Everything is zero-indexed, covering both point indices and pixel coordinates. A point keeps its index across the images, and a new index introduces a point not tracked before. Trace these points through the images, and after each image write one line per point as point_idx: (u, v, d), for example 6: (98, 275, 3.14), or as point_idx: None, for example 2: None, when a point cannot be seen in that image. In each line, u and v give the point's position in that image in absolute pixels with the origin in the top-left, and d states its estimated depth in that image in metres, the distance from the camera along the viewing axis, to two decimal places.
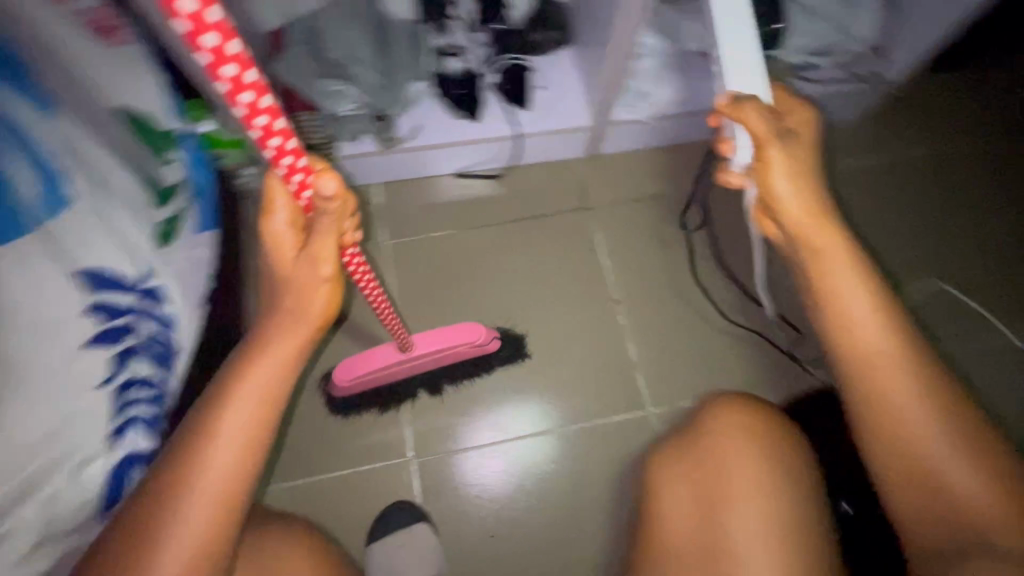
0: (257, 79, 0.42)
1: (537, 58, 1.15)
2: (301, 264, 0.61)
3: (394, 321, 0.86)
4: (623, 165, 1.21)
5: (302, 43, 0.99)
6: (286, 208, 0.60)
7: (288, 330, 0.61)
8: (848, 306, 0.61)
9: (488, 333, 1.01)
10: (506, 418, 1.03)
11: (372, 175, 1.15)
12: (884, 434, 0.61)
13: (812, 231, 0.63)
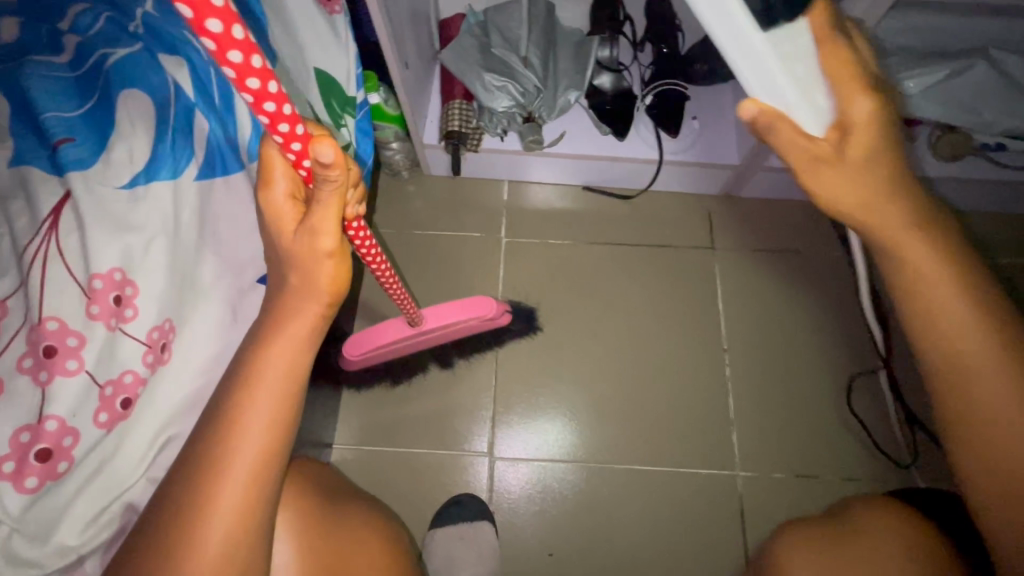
0: (246, 38, 0.35)
1: (693, 87, 1.11)
2: (297, 240, 0.46)
3: (406, 297, 0.82)
4: (757, 212, 1.15)
5: (474, 36, 1.04)
6: (286, 177, 0.47)
7: (291, 308, 0.47)
8: (922, 271, 0.50)
9: (499, 306, 0.99)
10: (544, 428, 1.01)
11: (495, 172, 1.15)
12: (966, 408, 0.53)
13: (876, 213, 0.48)
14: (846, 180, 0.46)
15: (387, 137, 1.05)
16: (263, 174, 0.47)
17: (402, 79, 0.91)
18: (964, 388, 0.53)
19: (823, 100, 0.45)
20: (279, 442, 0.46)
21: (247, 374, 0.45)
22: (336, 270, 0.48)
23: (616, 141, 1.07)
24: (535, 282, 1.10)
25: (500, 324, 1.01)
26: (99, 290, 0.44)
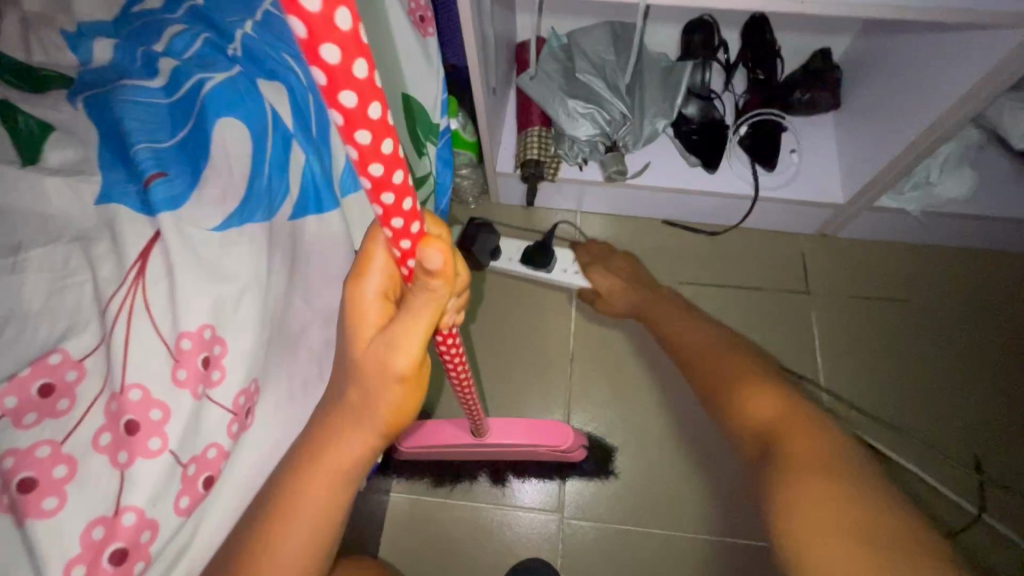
0: (383, 119, 0.28)
1: (791, 118, 1.02)
2: (373, 351, 0.39)
3: (475, 406, 0.70)
4: (858, 252, 1.05)
5: (556, 60, 0.98)
6: (383, 271, 0.39)
7: (345, 431, 0.41)
8: (647, 304, 0.90)
9: (576, 438, 0.87)
10: (623, 487, 0.90)
11: (566, 201, 1.08)
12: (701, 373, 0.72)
13: (610, 285, 0.95)
14: (609, 286, 0.95)
15: (460, 164, 1.00)
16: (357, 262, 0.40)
17: (485, 106, 0.86)
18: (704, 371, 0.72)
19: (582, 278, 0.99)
20: (322, 544, 0.43)
21: (291, 499, 0.41)
22: (406, 395, 0.40)
23: (706, 173, 0.99)
24: (610, 323, 1.01)
25: (573, 459, 0.87)
26: (187, 351, 0.38)
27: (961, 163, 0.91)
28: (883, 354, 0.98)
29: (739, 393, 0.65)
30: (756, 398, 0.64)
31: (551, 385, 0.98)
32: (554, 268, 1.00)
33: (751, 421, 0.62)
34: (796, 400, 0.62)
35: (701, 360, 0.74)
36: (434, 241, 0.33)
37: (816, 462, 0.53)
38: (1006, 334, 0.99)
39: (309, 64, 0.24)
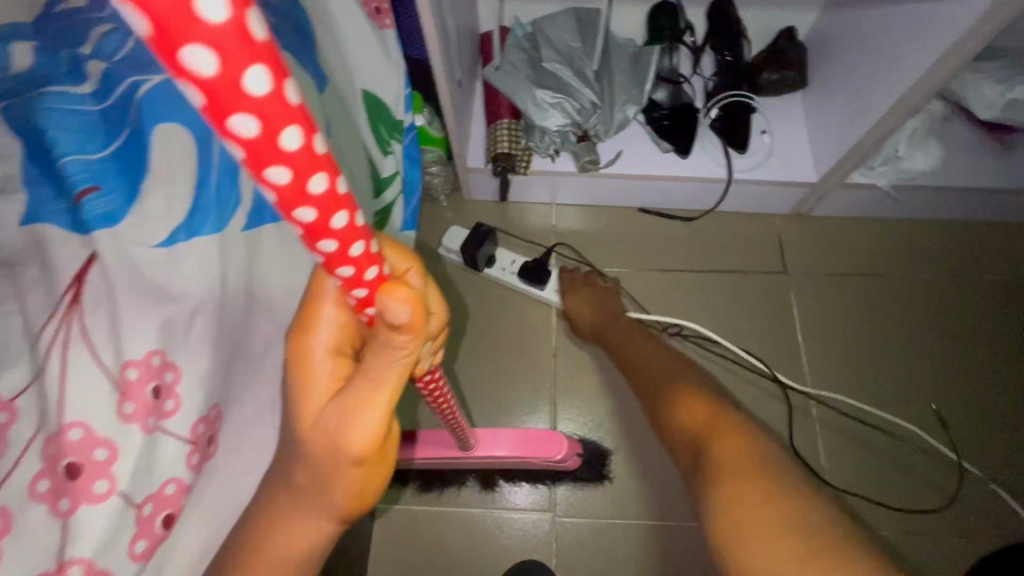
0: (304, 147, 0.23)
1: (760, 98, 1.01)
2: (328, 419, 0.38)
3: (455, 418, 0.67)
4: (832, 231, 1.05)
5: (522, 50, 0.96)
6: (335, 324, 0.39)
7: (301, 509, 0.40)
8: (602, 321, 0.91)
9: (569, 447, 0.85)
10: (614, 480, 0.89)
11: (540, 194, 1.06)
12: (645, 386, 0.76)
13: (571, 302, 0.95)
14: (572, 303, 0.94)
15: (429, 161, 0.97)
16: (305, 317, 0.39)
17: (450, 99, 0.83)
18: (647, 383, 0.76)
19: None
20: None
21: None
22: (365, 475, 0.39)
23: (679, 158, 0.98)
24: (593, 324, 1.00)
25: (567, 467, 0.86)
26: (135, 381, 0.36)
27: (928, 136, 0.92)
28: (863, 330, 0.99)
29: (672, 408, 0.67)
30: (686, 410, 0.65)
31: (535, 382, 0.96)
32: (546, 288, 0.99)
33: (680, 432, 0.64)
34: (721, 405, 0.64)
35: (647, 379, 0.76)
36: (396, 290, 0.34)
37: (736, 458, 0.54)
38: (976, 302, 1.01)
39: (180, 82, 0.19)
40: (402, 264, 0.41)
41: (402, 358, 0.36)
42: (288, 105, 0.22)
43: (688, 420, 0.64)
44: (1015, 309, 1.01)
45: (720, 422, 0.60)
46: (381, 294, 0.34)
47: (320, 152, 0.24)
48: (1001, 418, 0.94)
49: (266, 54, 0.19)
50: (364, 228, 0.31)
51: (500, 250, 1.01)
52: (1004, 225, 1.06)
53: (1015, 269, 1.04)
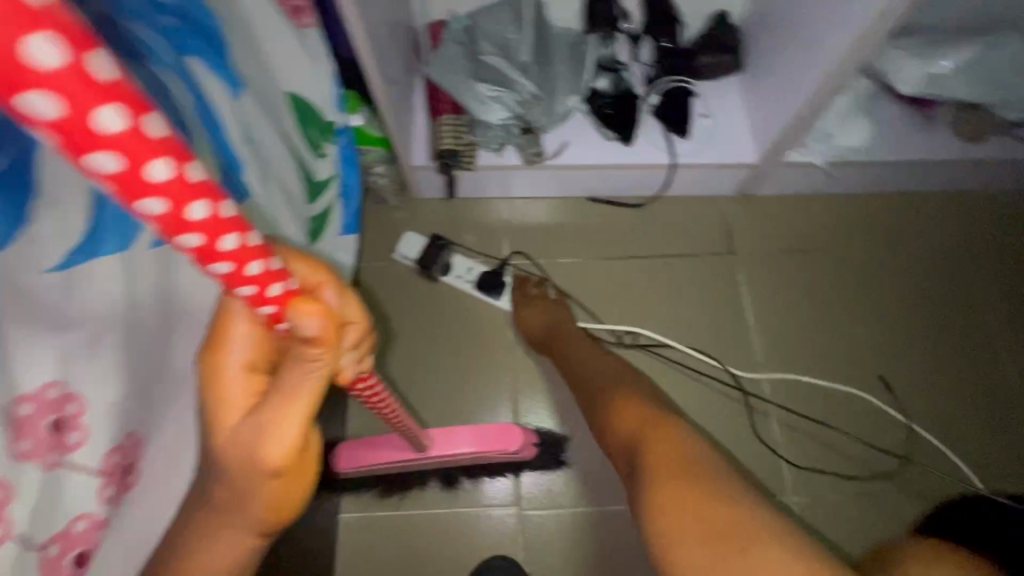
0: (178, 176, 0.24)
1: (699, 83, 1.03)
2: (241, 433, 0.39)
3: (399, 418, 0.68)
4: (776, 209, 1.08)
5: (459, 44, 0.95)
6: (248, 340, 0.40)
7: (224, 524, 0.40)
8: (551, 328, 0.92)
9: (524, 437, 0.85)
10: (575, 467, 0.90)
11: (489, 189, 1.05)
12: (590, 395, 0.79)
13: (521, 315, 0.96)
14: (522, 315, 0.95)
15: (371, 162, 0.95)
16: (213, 336, 0.41)
17: (385, 97, 0.81)
18: (591, 393, 0.79)
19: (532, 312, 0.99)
20: None
21: None
22: (284, 486, 0.40)
23: (622, 146, 0.98)
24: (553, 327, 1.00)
25: (524, 458, 0.86)
26: (31, 418, 0.34)
27: (859, 112, 0.94)
28: (809, 304, 1.02)
29: (614, 418, 0.70)
30: (625, 423, 0.68)
31: (494, 377, 0.96)
32: (502, 297, 1.00)
33: (622, 440, 0.67)
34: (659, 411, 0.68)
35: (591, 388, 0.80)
36: (305, 307, 0.34)
37: (669, 462, 0.57)
38: (914, 270, 1.05)
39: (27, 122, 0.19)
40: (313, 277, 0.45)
41: (312, 375, 0.37)
42: (153, 139, 0.22)
43: (631, 426, 0.67)
44: (952, 274, 1.05)
45: (656, 428, 0.64)
46: (289, 309, 0.34)
47: (198, 179, 0.25)
48: (941, 379, 0.99)
49: (119, 96, 0.19)
50: (261, 248, 0.31)
51: (458, 256, 1.02)
52: (937, 194, 1.10)
53: (951, 234, 1.08)
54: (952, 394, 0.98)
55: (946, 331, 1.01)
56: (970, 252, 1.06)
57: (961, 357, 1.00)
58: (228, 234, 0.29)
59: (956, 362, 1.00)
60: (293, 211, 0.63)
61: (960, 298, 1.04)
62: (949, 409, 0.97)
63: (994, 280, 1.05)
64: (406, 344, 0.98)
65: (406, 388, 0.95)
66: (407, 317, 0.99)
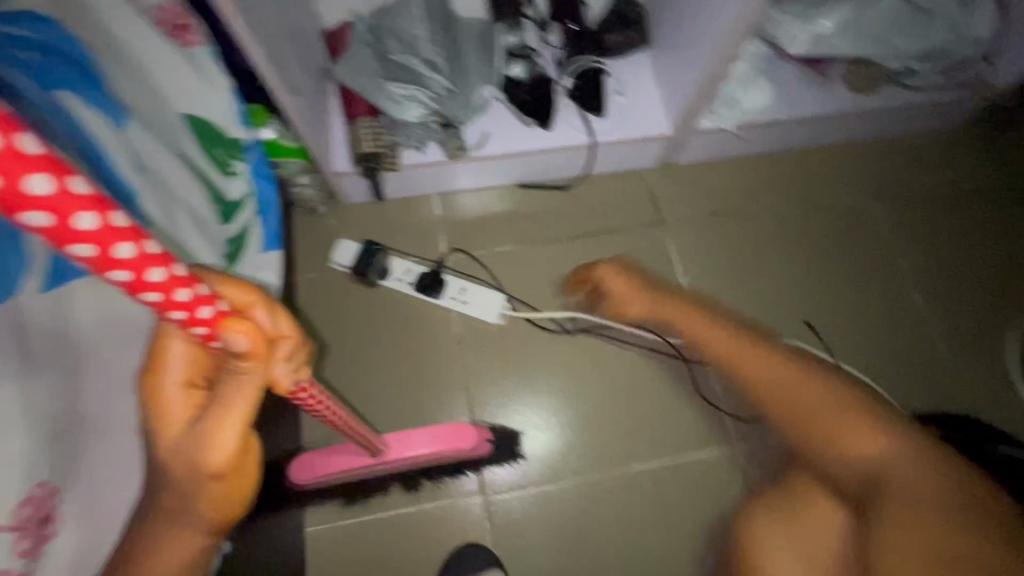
0: (103, 224, 0.29)
1: (611, 62, 1.05)
2: (183, 445, 0.42)
3: (351, 424, 0.70)
4: (698, 177, 1.12)
5: (366, 45, 0.93)
6: (185, 360, 0.43)
7: (175, 526, 0.43)
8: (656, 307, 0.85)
9: (479, 434, 0.87)
10: (538, 450, 0.93)
11: (419, 186, 1.06)
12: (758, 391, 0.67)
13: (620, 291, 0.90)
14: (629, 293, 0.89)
15: (292, 173, 0.94)
16: (153, 360, 0.43)
17: (293, 107, 0.80)
18: (760, 386, 0.67)
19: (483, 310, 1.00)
20: None
21: None
22: (226, 488, 0.44)
23: (543, 131, 1.00)
24: (512, 322, 1.01)
25: (479, 453, 0.88)
26: None
27: (759, 76, 0.99)
28: (740, 262, 1.07)
29: (850, 446, 0.61)
30: (861, 452, 0.60)
31: (446, 371, 0.98)
32: (444, 295, 1.00)
33: (858, 469, 0.61)
34: (900, 433, 0.60)
35: (818, 428, 0.62)
36: (235, 324, 0.39)
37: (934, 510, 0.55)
38: (833, 218, 1.11)
39: None
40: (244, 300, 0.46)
41: (247, 386, 0.42)
42: (76, 194, 0.27)
43: (901, 475, 0.58)
44: (867, 217, 1.11)
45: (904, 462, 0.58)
46: (221, 327, 0.39)
47: (122, 226, 0.30)
48: (867, 316, 1.04)
49: (40, 165, 0.25)
50: (187, 278, 0.36)
51: (395, 260, 1.01)
52: (848, 144, 1.16)
53: (865, 179, 1.14)
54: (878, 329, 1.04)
55: (868, 272, 1.07)
56: (883, 194, 1.13)
57: (883, 293, 1.06)
58: (160, 271, 0.34)
59: (879, 299, 1.06)
60: (210, 235, 0.62)
61: (879, 238, 1.10)
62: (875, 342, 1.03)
63: (907, 217, 1.11)
64: (355, 349, 0.99)
65: (360, 393, 0.96)
66: (351, 325, 1.00)
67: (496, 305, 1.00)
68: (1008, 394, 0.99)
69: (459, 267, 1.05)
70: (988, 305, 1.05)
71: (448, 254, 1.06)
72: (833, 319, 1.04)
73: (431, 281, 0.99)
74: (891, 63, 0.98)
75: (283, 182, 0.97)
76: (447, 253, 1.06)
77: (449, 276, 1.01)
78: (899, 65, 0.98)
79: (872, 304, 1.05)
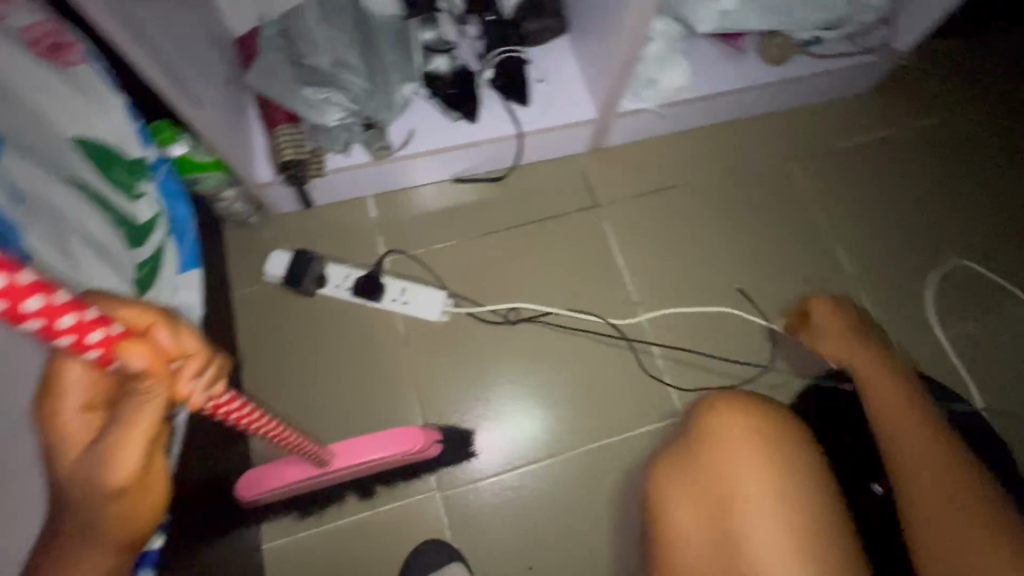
0: (9, 282, 0.31)
1: (531, 50, 1.06)
2: (86, 462, 0.42)
3: (297, 439, 0.70)
4: (629, 158, 1.14)
5: (278, 50, 0.91)
6: (86, 381, 0.44)
7: (79, 551, 0.42)
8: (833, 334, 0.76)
9: (428, 437, 0.88)
10: (502, 437, 0.95)
11: (351, 190, 1.05)
12: (892, 445, 0.59)
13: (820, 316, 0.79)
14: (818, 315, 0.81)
15: (214, 188, 0.91)
16: (53, 386, 0.44)
17: (202, 121, 0.79)
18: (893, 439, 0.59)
19: (423, 308, 1.00)
20: None
21: None
22: (132, 501, 0.44)
23: (469, 125, 1.00)
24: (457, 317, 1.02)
25: (429, 456, 0.89)
26: None
27: (675, 53, 1.00)
28: (675, 238, 1.10)
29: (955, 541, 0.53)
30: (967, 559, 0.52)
31: (394, 372, 0.98)
32: (385, 298, 1.00)
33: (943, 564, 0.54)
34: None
35: (924, 507, 0.55)
36: (135, 347, 0.40)
37: None
38: (760, 186, 1.14)
39: None
40: (143, 320, 0.45)
41: (150, 403, 0.42)
42: None
43: None
44: (792, 183, 1.15)
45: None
46: (117, 349, 0.40)
47: (31, 282, 0.32)
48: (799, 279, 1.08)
49: None
50: (72, 302, 0.35)
51: (330, 266, 1.00)
52: (770, 114, 1.19)
53: (788, 147, 1.18)
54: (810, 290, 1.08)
55: (797, 237, 1.11)
56: (805, 160, 1.17)
57: (812, 255, 1.10)
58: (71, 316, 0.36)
59: (809, 261, 1.10)
60: (116, 262, 0.60)
61: (804, 202, 1.14)
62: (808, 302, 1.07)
63: (829, 181, 1.16)
64: (301, 360, 0.98)
65: (310, 403, 0.96)
66: (298, 336, 1.00)
67: (438, 302, 1.00)
68: (931, 340, 1.04)
69: (398, 269, 1.05)
70: (908, 258, 1.10)
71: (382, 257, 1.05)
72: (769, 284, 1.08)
73: (369, 284, 0.99)
74: (799, 33, 1.01)
75: (208, 199, 0.95)
76: (386, 254, 1.05)
77: (389, 278, 1.00)
78: (807, 35, 1.01)
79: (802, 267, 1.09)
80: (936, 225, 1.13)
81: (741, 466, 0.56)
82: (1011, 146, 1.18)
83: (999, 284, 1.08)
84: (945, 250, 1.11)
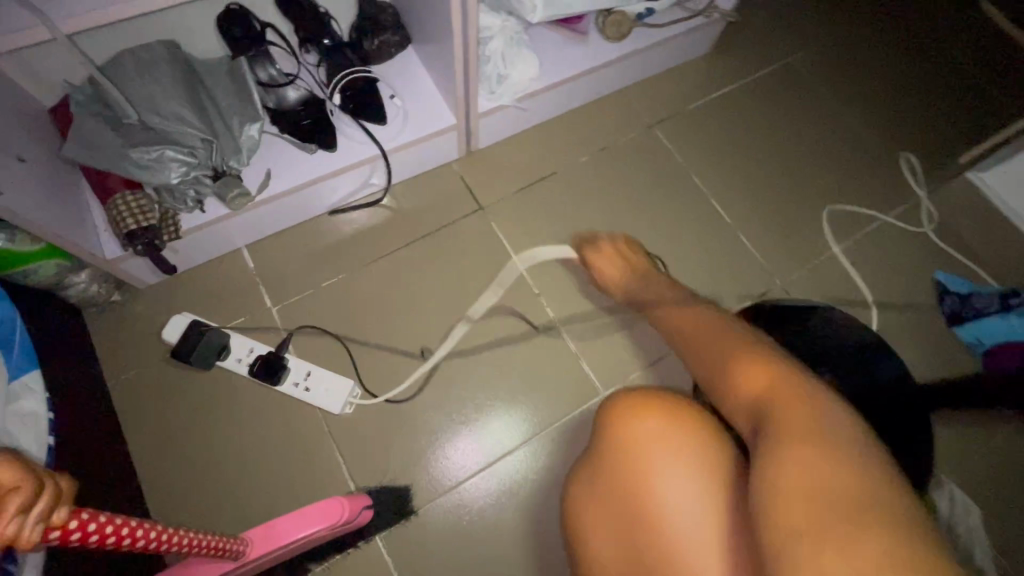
0: None
1: (377, 67, 1.03)
2: None
3: (205, 539, 0.60)
4: (501, 155, 1.15)
5: (95, 113, 0.83)
6: None
7: None
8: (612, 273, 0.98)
9: (356, 503, 0.84)
10: (469, 442, 0.94)
11: (218, 246, 0.99)
12: (691, 335, 0.70)
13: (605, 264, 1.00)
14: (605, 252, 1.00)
15: (53, 277, 0.83)
16: None
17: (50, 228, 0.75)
18: (689, 328, 0.71)
19: (332, 401, 0.94)
20: None
21: None
22: None
23: (329, 154, 0.97)
24: (362, 351, 0.99)
25: (359, 522, 0.84)
26: None
27: (517, 45, 1.00)
28: (562, 223, 1.11)
29: (729, 376, 0.59)
30: (744, 382, 0.57)
31: (303, 426, 0.94)
32: (285, 383, 0.94)
33: (737, 399, 0.57)
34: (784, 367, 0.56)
35: (714, 357, 0.63)
36: None
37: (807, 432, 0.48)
38: (631, 157, 1.18)
39: None
40: None
41: None
42: None
43: (752, 379, 0.56)
44: (660, 148, 1.20)
45: (782, 394, 0.53)
46: None
47: None
48: (685, 236, 1.12)
49: None
50: None
51: (235, 338, 0.95)
52: (627, 87, 1.24)
53: (651, 116, 1.22)
54: (699, 244, 1.12)
55: (674, 197, 1.16)
56: (668, 125, 1.22)
57: (692, 212, 1.15)
58: None
59: (691, 219, 1.14)
60: None
61: (674, 163, 1.19)
62: (697, 255, 1.11)
63: (692, 140, 1.21)
64: (200, 437, 0.92)
65: (221, 480, 0.90)
66: (190, 413, 0.93)
67: (344, 398, 0.94)
68: (811, 269, 1.11)
69: (300, 342, 0.98)
70: (777, 195, 1.17)
71: (295, 327, 0.99)
72: (659, 248, 1.11)
73: (276, 364, 0.93)
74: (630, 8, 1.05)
75: (52, 290, 0.86)
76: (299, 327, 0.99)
77: (297, 361, 0.95)
78: (637, 8, 1.05)
79: (686, 225, 1.13)
80: (795, 161, 1.21)
81: (642, 458, 0.56)
82: (845, 76, 1.29)
83: (857, 204, 1.17)
84: (807, 182, 1.19)
